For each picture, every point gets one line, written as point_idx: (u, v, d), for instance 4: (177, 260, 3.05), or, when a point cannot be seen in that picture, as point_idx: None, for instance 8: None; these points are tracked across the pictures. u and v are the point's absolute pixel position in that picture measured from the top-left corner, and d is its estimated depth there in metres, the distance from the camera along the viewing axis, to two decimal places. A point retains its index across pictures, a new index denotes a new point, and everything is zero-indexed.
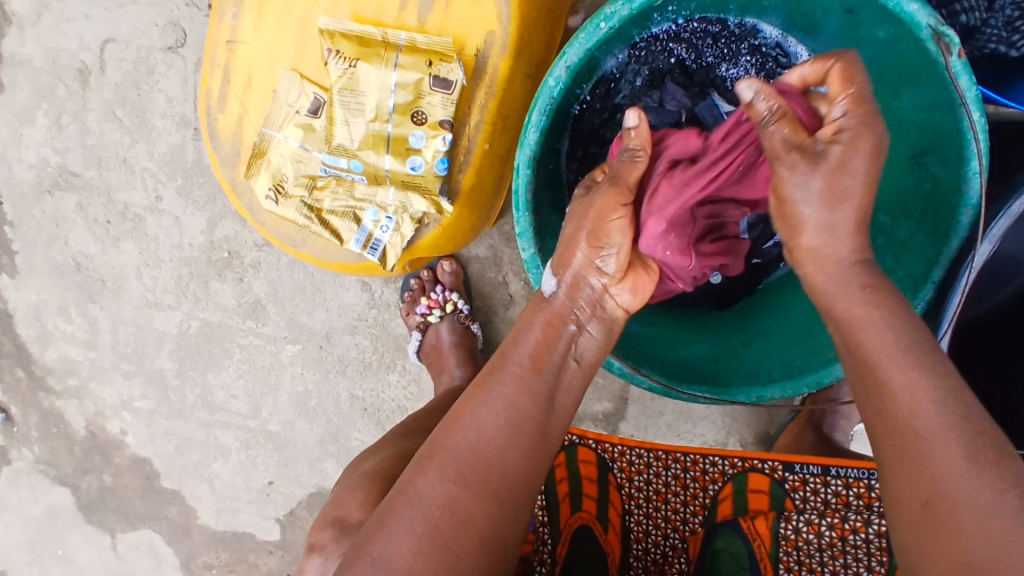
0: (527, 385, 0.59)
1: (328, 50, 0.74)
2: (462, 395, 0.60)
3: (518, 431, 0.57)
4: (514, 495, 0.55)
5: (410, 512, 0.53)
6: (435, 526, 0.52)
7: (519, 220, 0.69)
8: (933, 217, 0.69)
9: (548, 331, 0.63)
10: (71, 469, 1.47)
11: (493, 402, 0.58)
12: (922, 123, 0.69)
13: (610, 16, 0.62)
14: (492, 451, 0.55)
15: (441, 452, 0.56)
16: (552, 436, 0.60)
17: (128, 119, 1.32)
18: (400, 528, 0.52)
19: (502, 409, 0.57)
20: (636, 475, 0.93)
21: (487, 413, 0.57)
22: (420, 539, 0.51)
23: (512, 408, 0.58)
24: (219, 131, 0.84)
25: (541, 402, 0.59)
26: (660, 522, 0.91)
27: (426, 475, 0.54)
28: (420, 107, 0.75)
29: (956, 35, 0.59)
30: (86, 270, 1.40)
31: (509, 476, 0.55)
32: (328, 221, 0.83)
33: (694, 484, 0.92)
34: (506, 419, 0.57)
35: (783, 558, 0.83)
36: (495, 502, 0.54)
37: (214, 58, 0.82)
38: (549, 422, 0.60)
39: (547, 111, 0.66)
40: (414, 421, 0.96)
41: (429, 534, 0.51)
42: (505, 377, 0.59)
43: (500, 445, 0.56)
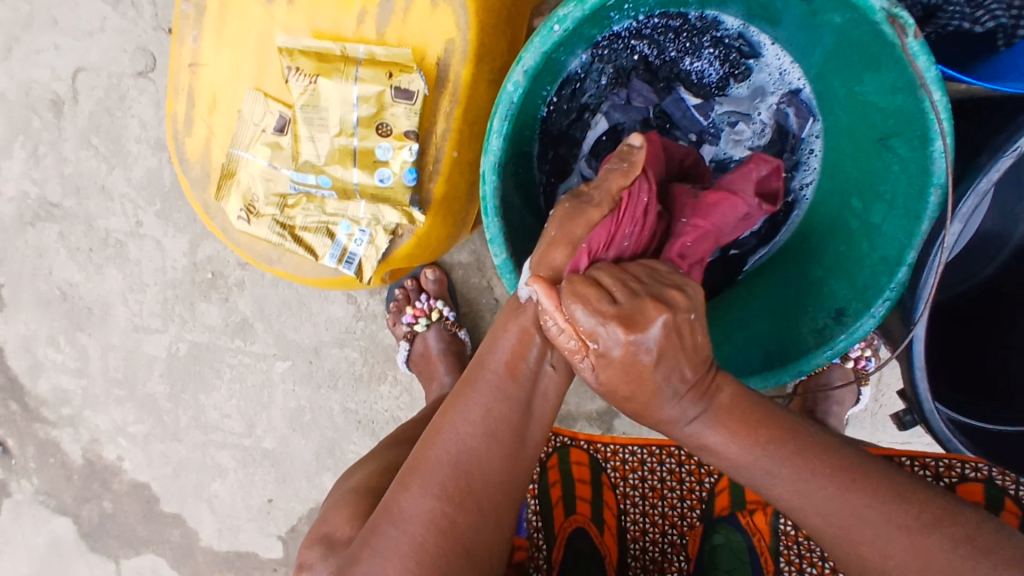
0: (504, 393, 0.55)
1: (288, 68, 0.74)
2: (441, 405, 0.57)
3: (498, 441, 0.54)
4: (500, 505, 0.54)
5: (395, 530, 0.53)
6: (420, 544, 0.52)
7: (489, 226, 0.68)
8: (903, 200, 0.68)
9: (522, 336, 0.56)
10: (71, 498, 1.47)
11: (470, 411, 0.55)
12: (885, 106, 0.68)
13: (563, 19, 0.61)
14: (473, 464, 0.53)
15: (423, 467, 0.54)
16: (535, 437, 0.57)
17: (104, 146, 1.31)
18: (387, 550, 0.52)
19: (479, 419, 0.54)
20: (630, 474, 0.96)
21: (464, 426, 0.54)
22: (406, 558, 0.52)
23: (489, 417, 0.54)
24: (188, 154, 0.84)
25: (520, 405, 0.56)
26: (657, 519, 0.93)
27: (407, 493, 0.54)
28: (383, 119, 0.75)
29: (910, 17, 0.58)
30: (72, 298, 1.40)
31: (491, 487, 0.54)
32: (302, 238, 0.83)
33: (690, 478, 0.94)
34: (483, 430, 0.54)
35: (783, 551, 0.87)
36: (477, 517, 0.53)
37: (177, 82, 0.82)
38: (530, 425, 0.57)
39: (509, 117, 0.65)
40: (402, 431, 0.96)
41: (415, 553, 0.52)
42: (479, 385, 0.56)
43: (480, 457, 0.54)
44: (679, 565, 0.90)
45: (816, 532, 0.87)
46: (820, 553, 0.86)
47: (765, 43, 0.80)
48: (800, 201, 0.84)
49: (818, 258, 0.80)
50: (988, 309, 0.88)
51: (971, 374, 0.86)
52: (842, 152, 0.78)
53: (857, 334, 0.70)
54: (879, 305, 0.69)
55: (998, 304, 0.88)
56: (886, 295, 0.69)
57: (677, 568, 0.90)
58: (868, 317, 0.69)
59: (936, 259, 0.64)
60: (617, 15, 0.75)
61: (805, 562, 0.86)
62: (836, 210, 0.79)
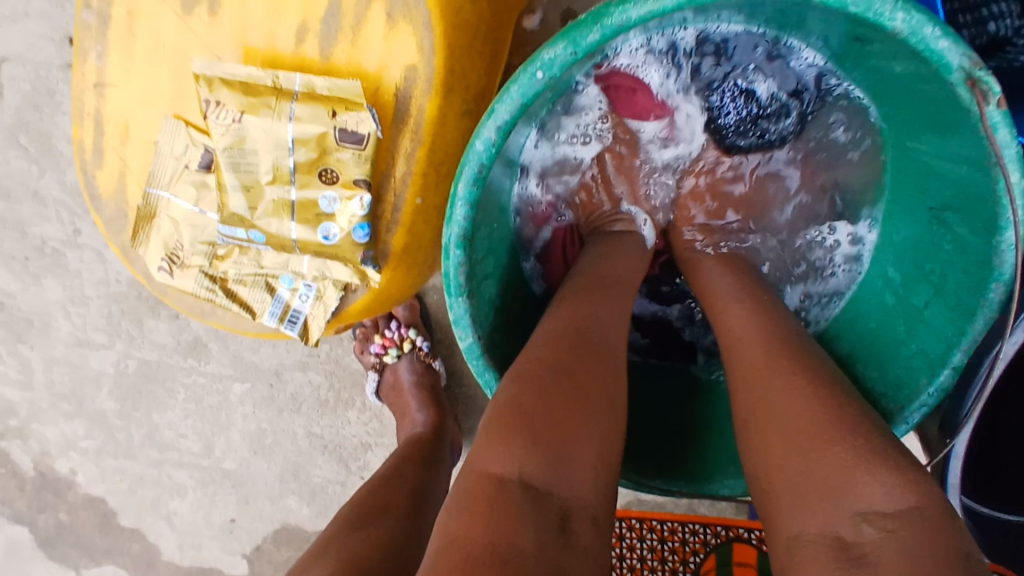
0: (623, 296, 0.59)
1: (206, 101, 0.59)
2: (566, 300, 0.57)
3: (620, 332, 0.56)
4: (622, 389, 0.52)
5: (551, 376, 0.48)
6: (579, 390, 0.48)
7: (452, 305, 0.56)
8: (956, 287, 0.56)
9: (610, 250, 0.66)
10: (25, 507, 1.37)
11: (604, 304, 0.57)
12: (945, 173, 0.55)
13: (549, 64, 0.47)
14: (609, 341, 0.54)
15: (565, 335, 0.52)
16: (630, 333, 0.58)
17: (33, 146, 1.16)
18: (537, 388, 0.47)
19: (611, 310, 0.57)
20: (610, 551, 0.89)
21: (600, 311, 0.56)
22: (567, 400, 0.47)
23: (601, 304, 0.57)
24: (100, 190, 0.70)
25: (620, 301, 0.59)
26: None
27: (554, 351, 0.50)
28: (327, 164, 0.61)
29: (997, 80, 0.44)
30: (10, 308, 1.28)
31: (615, 360, 0.53)
32: (236, 293, 0.70)
33: (673, 557, 0.88)
34: (598, 311, 0.56)
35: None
36: (618, 390, 0.51)
37: (81, 105, 0.67)
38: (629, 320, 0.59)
39: (478, 180, 0.52)
40: (352, 511, 0.85)
41: (575, 396, 0.47)
42: (607, 286, 0.59)
43: (604, 332, 0.54)
44: None
45: None
46: None
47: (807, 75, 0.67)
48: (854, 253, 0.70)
49: (846, 334, 0.68)
50: None
51: None
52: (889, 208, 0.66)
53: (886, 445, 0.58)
54: (914, 411, 0.57)
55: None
56: (924, 400, 0.56)
57: None
58: (901, 423, 0.58)
59: (991, 372, 0.52)
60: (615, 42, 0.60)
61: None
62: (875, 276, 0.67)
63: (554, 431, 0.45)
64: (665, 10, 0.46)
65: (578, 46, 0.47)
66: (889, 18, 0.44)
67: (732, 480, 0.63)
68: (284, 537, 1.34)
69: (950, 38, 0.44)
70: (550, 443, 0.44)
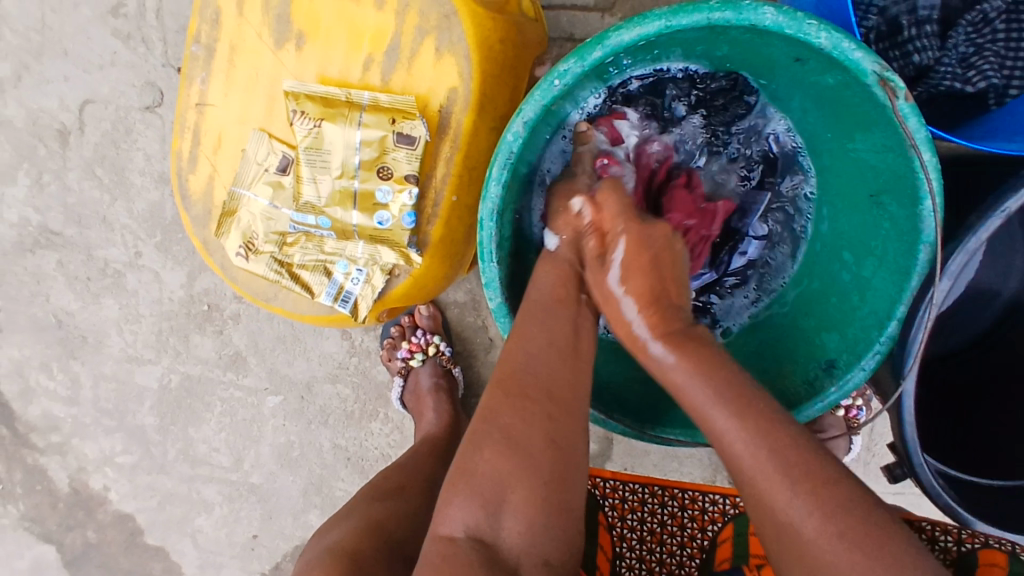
0: (556, 309, 0.67)
1: (294, 111, 0.76)
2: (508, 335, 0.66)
3: (556, 346, 0.64)
4: (580, 411, 0.62)
5: (487, 427, 0.60)
6: (509, 434, 0.59)
7: (485, 270, 0.70)
8: (894, 257, 0.70)
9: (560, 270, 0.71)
10: (54, 527, 1.46)
11: (534, 328, 0.65)
12: (877, 166, 0.70)
13: (564, 73, 0.63)
14: (542, 365, 0.62)
15: (502, 375, 0.62)
16: (588, 346, 0.66)
17: (107, 177, 1.32)
18: (480, 445, 0.60)
19: (543, 331, 0.64)
20: (628, 513, 1.03)
21: (530, 338, 0.64)
22: (499, 447, 0.59)
23: (549, 332, 0.64)
24: (191, 191, 0.85)
25: (571, 322, 0.66)
26: (654, 564, 0.99)
27: (493, 398, 0.61)
28: (385, 162, 0.77)
29: (900, 80, 0.60)
30: (68, 325, 1.40)
31: (563, 386, 0.62)
32: (299, 275, 0.84)
33: (693, 524, 1.02)
34: (548, 340, 0.64)
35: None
36: (553, 409, 0.60)
37: (184, 120, 0.83)
38: (581, 340, 0.66)
39: (508, 166, 0.67)
40: (381, 480, 0.99)
41: (505, 441, 0.59)
42: (536, 307, 0.67)
43: (533, 358, 0.63)
44: None
45: None
46: None
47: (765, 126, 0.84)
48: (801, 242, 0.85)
49: (812, 312, 0.81)
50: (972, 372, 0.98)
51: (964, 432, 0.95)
52: (835, 205, 0.80)
53: (848, 387, 0.71)
54: (869, 358, 0.70)
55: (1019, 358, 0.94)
56: (876, 349, 0.70)
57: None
58: (859, 370, 0.71)
59: (927, 315, 0.65)
60: (615, 70, 0.76)
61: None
62: (827, 264, 0.81)
63: (488, 485, 0.58)
64: (651, 33, 0.62)
65: (587, 59, 0.63)
66: (815, 36, 0.60)
67: None
68: None
69: (863, 50, 0.60)
70: (488, 500, 0.58)
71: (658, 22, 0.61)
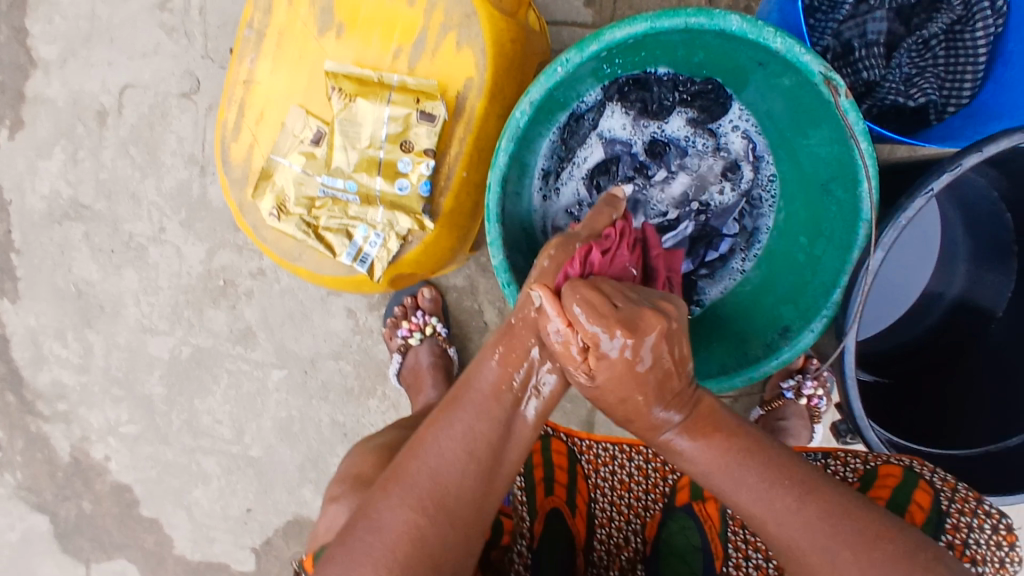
0: (486, 411, 0.65)
1: (332, 88, 0.89)
2: (421, 426, 0.65)
3: (474, 458, 0.63)
4: (474, 529, 0.63)
5: (369, 537, 0.59)
6: (391, 554, 0.58)
7: (490, 230, 0.82)
8: (841, 235, 0.83)
9: (508, 357, 0.67)
10: (51, 496, 1.56)
11: (453, 431, 0.64)
12: (829, 158, 0.83)
13: (565, 63, 0.76)
14: (450, 478, 0.62)
15: (403, 480, 0.62)
16: (508, 459, 0.66)
17: (140, 156, 1.42)
18: (356, 558, 0.58)
19: (461, 437, 0.63)
20: (602, 466, 0.97)
21: (445, 442, 0.63)
22: (376, 566, 0.58)
23: (472, 436, 0.63)
24: (231, 157, 0.96)
25: (500, 427, 0.65)
26: (623, 509, 0.94)
27: (384, 504, 0.61)
28: (408, 137, 0.89)
29: (841, 80, 0.73)
30: (86, 295, 1.49)
31: (463, 507, 0.61)
32: (323, 236, 0.95)
33: (655, 474, 0.95)
34: (466, 450, 0.63)
35: (732, 538, 0.87)
36: (444, 532, 0.60)
37: (231, 94, 0.95)
38: (506, 446, 0.66)
39: (515, 139, 0.80)
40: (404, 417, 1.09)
41: (383, 561, 0.58)
42: (464, 403, 0.65)
43: (441, 468, 0.62)
44: (635, 545, 0.91)
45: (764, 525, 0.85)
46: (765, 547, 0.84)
47: (737, 125, 0.96)
48: (763, 226, 0.98)
49: (773, 289, 0.94)
50: (912, 358, 1.10)
51: (914, 405, 1.04)
52: (795, 198, 0.92)
53: (799, 347, 0.82)
54: (817, 321, 0.82)
55: (938, 358, 1.08)
56: (824, 315, 0.82)
57: (634, 548, 0.92)
58: (808, 332, 0.83)
59: (861, 283, 0.77)
60: (609, 68, 0.89)
61: (754, 549, 0.85)
62: (787, 248, 0.93)
63: None
64: (639, 33, 0.75)
65: (584, 50, 0.76)
66: (772, 41, 0.73)
67: None
68: (294, 531, 1.50)
69: (811, 54, 0.72)
70: None
71: (645, 24, 0.73)
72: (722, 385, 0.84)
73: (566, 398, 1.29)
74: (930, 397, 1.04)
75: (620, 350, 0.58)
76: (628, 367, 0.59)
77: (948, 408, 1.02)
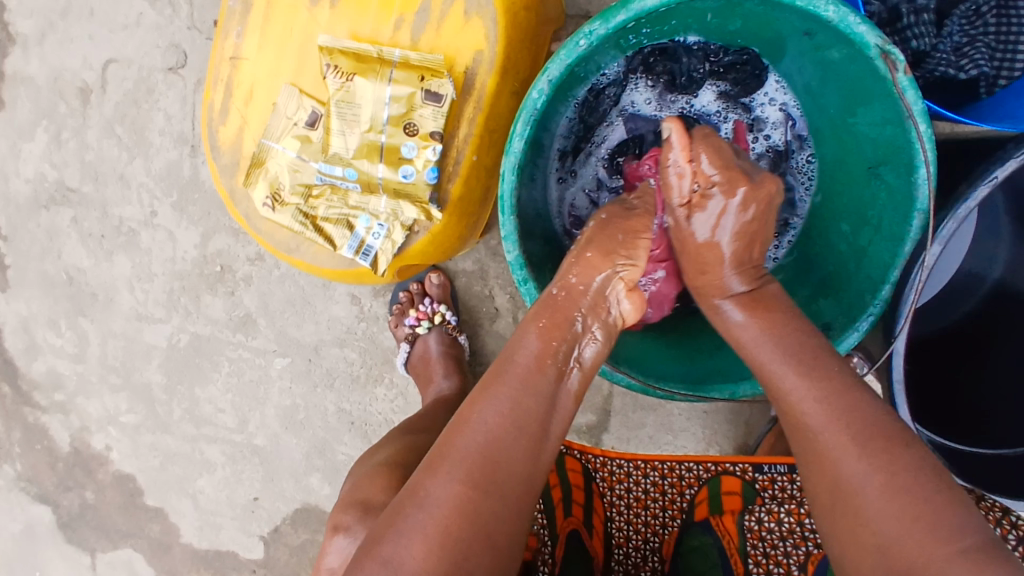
0: (530, 382, 0.64)
1: (327, 66, 0.81)
2: (464, 400, 0.63)
3: (523, 429, 0.61)
4: (527, 503, 0.59)
5: (421, 512, 0.56)
6: (445, 526, 0.55)
7: (504, 223, 0.74)
8: (890, 225, 0.75)
9: (551, 329, 0.68)
10: (52, 487, 1.46)
11: (499, 402, 0.61)
12: (877, 138, 0.75)
13: (588, 35, 0.68)
14: (499, 450, 0.59)
15: (449, 453, 0.59)
16: (556, 430, 0.64)
17: (127, 136, 1.33)
18: (409, 533, 0.55)
19: (508, 409, 0.61)
20: (618, 484, 0.95)
21: (492, 413, 0.61)
22: (430, 540, 0.54)
23: (516, 406, 0.61)
24: (220, 143, 0.88)
25: (545, 399, 0.64)
26: (640, 527, 0.93)
27: (432, 479, 0.57)
28: (411, 119, 0.81)
29: (901, 54, 0.64)
30: (78, 283, 1.39)
31: (516, 478, 0.59)
32: (322, 228, 0.87)
33: (672, 489, 0.95)
34: (511, 420, 0.61)
35: (750, 552, 0.87)
36: (498, 502, 0.57)
37: (217, 73, 0.87)
38: (552, 420, 0.64)
39: (532, 122, 0.71)
40: (408, 423, 1.04)
41: (438, 535, 0.54)
42: (507, 376, 0.64)
43: (491, 437, 0.59)
44: (653, 565, 0.89)
45: (776, 525, 0.88)
46: (785, 550, 0.86)
47: (772, 99, 0.87)
48: (799, 209, 0.90)
49: (810, 280, 0.86)
50: (953, 341, 1.03)
51: (952, 398, 0.99)
52: (837, 181, 0.84)
53: (843, 347, 0.75)
54: (864, 320, 0.74)
55: (964, 343, 1.01)
56: (871, 312, 0.74)
57: (651, 568, 0.89)
58: (853, 332, 0.75)
59: (917, 278, 0.70)
60: (634, 39, 0.80)
61: (773, 562, 0.85)
62: (827, 236, 0.85)
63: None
64: None
65: (610, 22, 0.67)
66: (823, 9, 0.64)
67: (722, 387, 0.80)
68: (303, 518, 1.40)
69: (867, 24, 0.64)
70: None
71: None
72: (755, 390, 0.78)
73: None
74: (939, 389, 1.00)
75: (727, 198, 0.71)
76: (713, 225, 0.72)
77: (959, 396, 0.99)
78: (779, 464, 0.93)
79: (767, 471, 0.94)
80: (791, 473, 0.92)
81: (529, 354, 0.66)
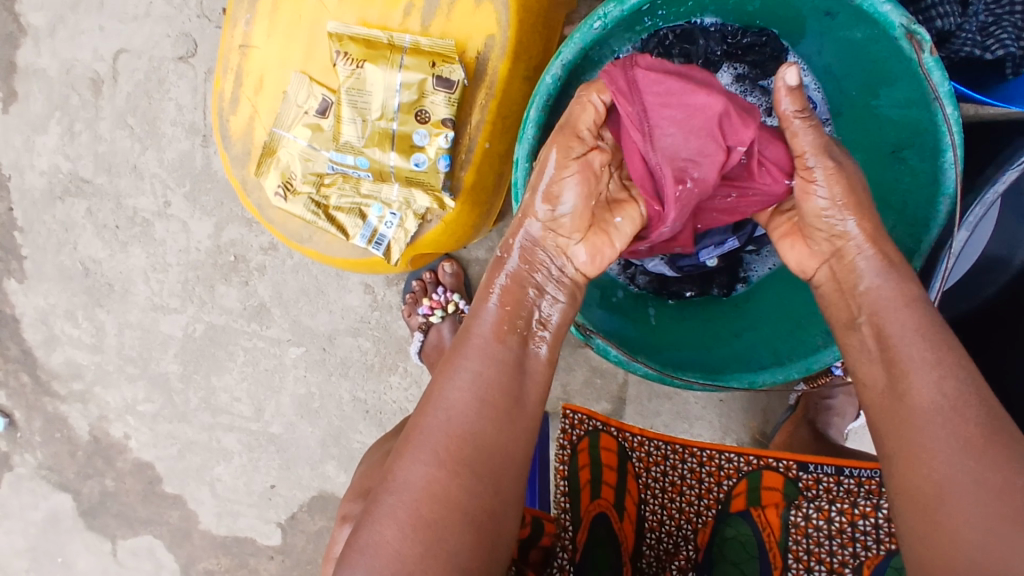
0: (490, 355, 0.63)
1: (337, 53, 0.80)
2: (430, 381, 0.63)
3: (488, 403, 0.60)
4: (506, 480, 0.59)
5: (393, 499, 0.56)
6: (416, 510, 0.55)
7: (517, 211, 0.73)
8: (914, 208, 0.73)
9: (508, 297, 0.67)
10: (73, 475, 1.47)
11: (460, 378, 0.62)
12: (901, 120, 0.73)
13: (603, 17, 0.66)
14: (466, 427, 0.59)
15: (417, 436, 0.59)
16: (530, 397, 0.64)
17: (139, 127, 1.33)
18: (383, 519, 0.56)
19: (470, 385, 0.61)
20: (653, 466, 0.95)
21: (453, 390, 0.61)
22: (403, 525, 0.55)
23: (479, 381, 0.61)
24: (231, 132, 0.88)
25: (510, 371, 0.63)
26: (674, 513, 0.92)
27: (401, 463, 0.58)
28: (423, 106, 0.79)
29: (927, 33, 0.63)
30: (94, 274, 1.40)
31: (489, 454, 0.58)
32: (335, 217, 0.86)
33: (710, 478, 0.92)
34: (475, 396, 0.61)
35: (792, 547, 0.85)
36: (470, 481, 0.57)
37: (227, 62, 0.86)
38: (524, 387, 0.64)
39: (544, 107, 0.70)
40: None
41: (410, 519, 0.55)
42: (467, 352, 0.64)
43: (455, 417, 0.59)
44: (687, 553, 0.88)
45: (825, 524, 0.85)
46: (829, 549, 0.84)
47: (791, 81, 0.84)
48: None
49: None
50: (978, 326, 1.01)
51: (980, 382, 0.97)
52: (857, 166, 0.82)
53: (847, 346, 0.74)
54: None
55: (990, 324, 0.98)
56: None
57: (685, 556, 0.89)
58: None
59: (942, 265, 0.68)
60: (649, 21, 0.80)
61: (815, 561, 0.84)
62: None
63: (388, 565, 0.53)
64: None
65: (625, 3, 0.65)
66: None
67: (740, 376, 0.79)
68: (319, 505, 1.40)
69: (891, 3, 0.63)
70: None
71: None
72: (775, 378, 0.78)
73: (597, 374, 1.21)
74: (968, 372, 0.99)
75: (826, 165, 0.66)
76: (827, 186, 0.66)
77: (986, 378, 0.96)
78: (827, 464, 0.90)
79: (813, 470, 0.90)
80: (839, 474, 0.90)
81: (489, 323, 0.66)
